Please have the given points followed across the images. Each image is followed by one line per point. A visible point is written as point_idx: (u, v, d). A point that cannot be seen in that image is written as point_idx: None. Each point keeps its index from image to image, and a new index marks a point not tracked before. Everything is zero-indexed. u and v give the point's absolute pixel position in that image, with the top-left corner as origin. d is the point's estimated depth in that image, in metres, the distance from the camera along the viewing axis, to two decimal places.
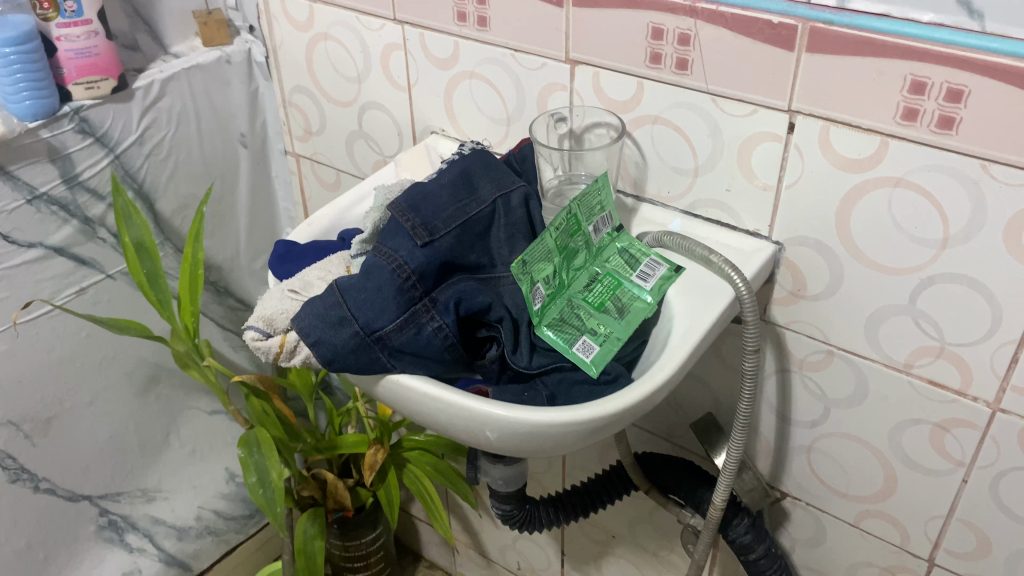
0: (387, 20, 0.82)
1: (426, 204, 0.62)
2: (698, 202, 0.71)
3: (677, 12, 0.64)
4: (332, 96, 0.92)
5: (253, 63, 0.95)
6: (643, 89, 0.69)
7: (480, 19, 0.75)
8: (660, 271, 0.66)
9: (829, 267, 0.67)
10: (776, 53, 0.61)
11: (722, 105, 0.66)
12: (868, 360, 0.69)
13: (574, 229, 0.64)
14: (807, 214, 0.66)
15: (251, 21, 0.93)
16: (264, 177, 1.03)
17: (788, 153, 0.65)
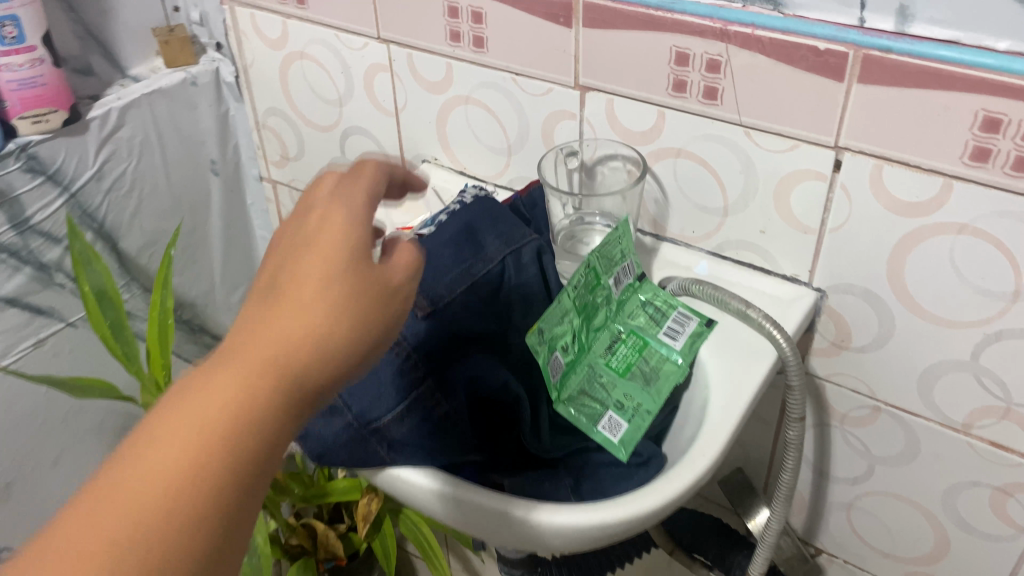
0: (370, 39, 0.73)
1: (426, 265, 0.53)
2: (727, 243, 0.64)
3: (705, 35, 0.56)
4: (311, 120, 0.83)
5: (222, 84, 0.86)
6: (665, 118, 0.61)
7: (477, 40, 0.67)
8: (690, 327, 0.59)
9: (878, 317, 0.60)
10: (821, 83, 0.53)
11: (757, 139, 0.58)
12: (919, 417, 0.62)
13: (593, 284, 0.56)
14: (854, 260, 0.59)
15: (218, 37, 0.84)
16: (239, 205, 0.95)
17: (833, 193, 0.57)
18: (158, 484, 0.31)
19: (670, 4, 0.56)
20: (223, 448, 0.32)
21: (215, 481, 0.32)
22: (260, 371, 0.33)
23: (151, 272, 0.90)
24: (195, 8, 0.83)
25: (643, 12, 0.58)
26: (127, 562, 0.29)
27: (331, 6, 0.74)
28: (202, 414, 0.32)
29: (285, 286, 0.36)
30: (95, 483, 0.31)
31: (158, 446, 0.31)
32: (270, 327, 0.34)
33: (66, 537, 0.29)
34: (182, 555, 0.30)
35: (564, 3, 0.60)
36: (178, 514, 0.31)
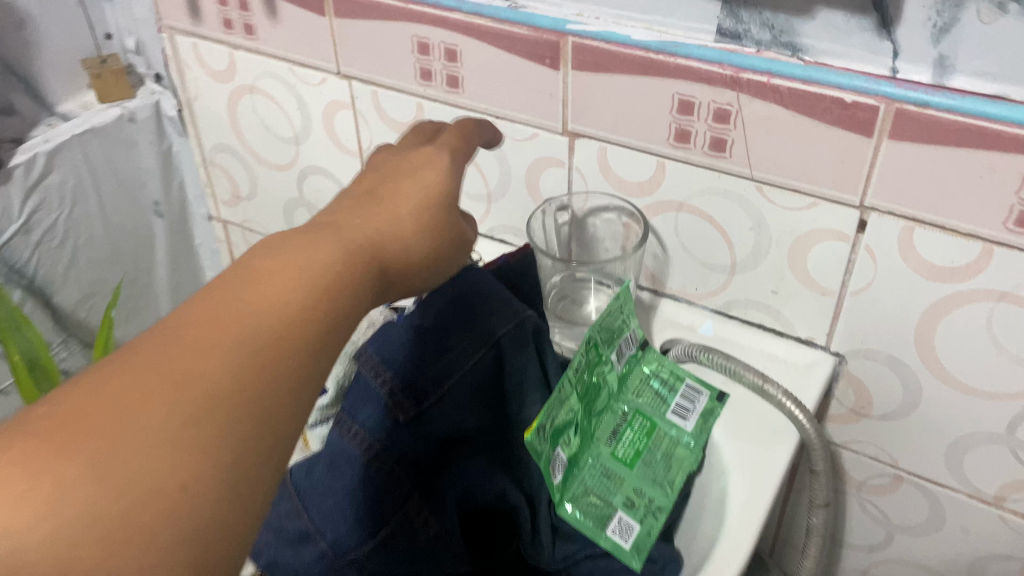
0: (329, 74, 0.66)
1: (406, 355, 0.46)
2: (734, 302, 0.58)
3: (714, 83, 0.50)
4: (264, 159, 0.75)
5: (163, 118, 0.78)
6: (665, 170, 0.55)
7: (451, 79, 0.60)
8: (701, 403, 0.54)
9: (903, 384, 0.55)
10: (846, 138, 0.48)
11: (770, 194, 0.52)
12: (946, 488, 0.57)
13: (596, 363, 0.50)
14: (878, 325, 0.53)
15: (157, 68, 0.75)
16: (187, 247, 0.87)
17: (856, 255, 0.52)
18: (229, 358, 0.27)
19: (673, 47, 0.50)
20: (300, 330, 0.29)
21: (289, 363, 0.28)
22: (350, 261, 0.32)
23: (91, 326, 0.82)
24: (131, 36, 0.75)
25: (641, 56, 0.51)
26: (203, 428, 0.25)
27: (284, 38, 0.66)
28: (286, 275, 0.30)
29: (367, 201, 0.36)
30: (166, 330, 0.27)
31: (243, 301, 0.29)
32: (359, 232, 0.33)
33: (132, 383, 0.25)
34: (252, 447, 0.27)
35: (551, 43, 0.54)
36: (242, 394, 0.27)
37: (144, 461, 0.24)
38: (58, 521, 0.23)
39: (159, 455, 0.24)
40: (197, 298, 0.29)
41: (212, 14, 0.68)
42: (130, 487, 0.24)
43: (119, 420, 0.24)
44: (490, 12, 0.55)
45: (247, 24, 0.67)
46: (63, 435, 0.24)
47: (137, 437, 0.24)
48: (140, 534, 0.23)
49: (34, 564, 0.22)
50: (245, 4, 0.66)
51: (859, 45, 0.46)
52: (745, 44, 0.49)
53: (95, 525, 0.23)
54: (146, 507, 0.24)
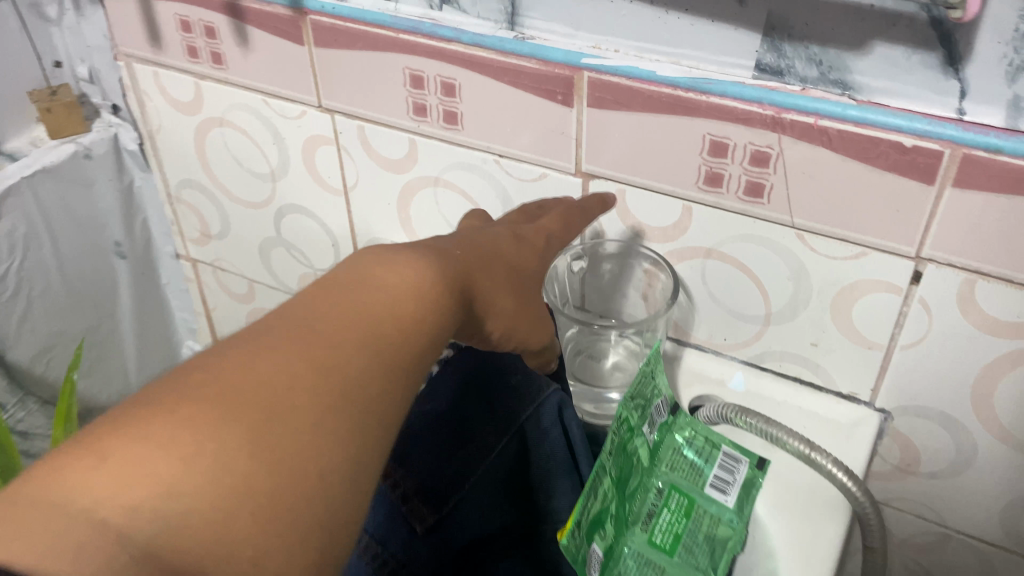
0: (309, 107, 0.60)
1: (421, 449, 0.41)
2: (768, 354, 0.53)
3: (753, 124, 0.44)
4: (236, 196, 0.69)
5: (123, 151, 0.71)
6: (692, 215, 0.50)
7: (448, 115, 0.54)
8: (741, 473, 0.49)
9: (956, 443, 0.50)
10: (903, 186, 0.43)
11: (812, 242, 0.47)
12: (999, 548, 0.53)
13: (627, 440, 0.45)
14: (930, 381, 0.49)
15: (114, 98, 0.69)
16: (152, 288, 0.80)
17: (909, 308, 0.47)
18: (350, 356, 0.30)
19: (705, 84, 0.44)
20: (407, 335, 0.32)
21: (396, 364, 0.32)
22: (455, 283, 0.35)
23: (51, 381, 0.75)
24: (83, 63, 0.68)
25: (669, 93, 0.46)
26: (330, 418, 0.28)
27: (256, 68, 0.59)
28: (398, 280, 0.33)
29: (473, 240, 0.40)
30: (294, 323, 0.30)
31: (362, 303, 0.32)
32: (465, 261, 0.37)
33: (274, 366, 0.28)
34: (367, 442, 0.29)
35: (564, 77, 0.48)
36: (360, 390, 0.30)
37: (290, 442, 0.27)
38: (216, 488, 0.25)
39: (300, 437, 0.27)
40: (313, 296, 0.32)
41: (174, 42, 0.61)
42: (278, 464, 0.26)
43: (267, 401, 0.27)
44: (494, 43, 0.49)
45: (215, 52, 0.60)
46: (220, 407, 0.26)
47: (283, 421, 0.27)
48: (284, 510, 0.26)
49: (196, 527, 0.24)
50: (212, 32, 0.59)
51: (920, 83, 0.40)
52: (787, 81, 0.43)
53: (247, 497, 0.25)
54: (290, 484, 0.26)
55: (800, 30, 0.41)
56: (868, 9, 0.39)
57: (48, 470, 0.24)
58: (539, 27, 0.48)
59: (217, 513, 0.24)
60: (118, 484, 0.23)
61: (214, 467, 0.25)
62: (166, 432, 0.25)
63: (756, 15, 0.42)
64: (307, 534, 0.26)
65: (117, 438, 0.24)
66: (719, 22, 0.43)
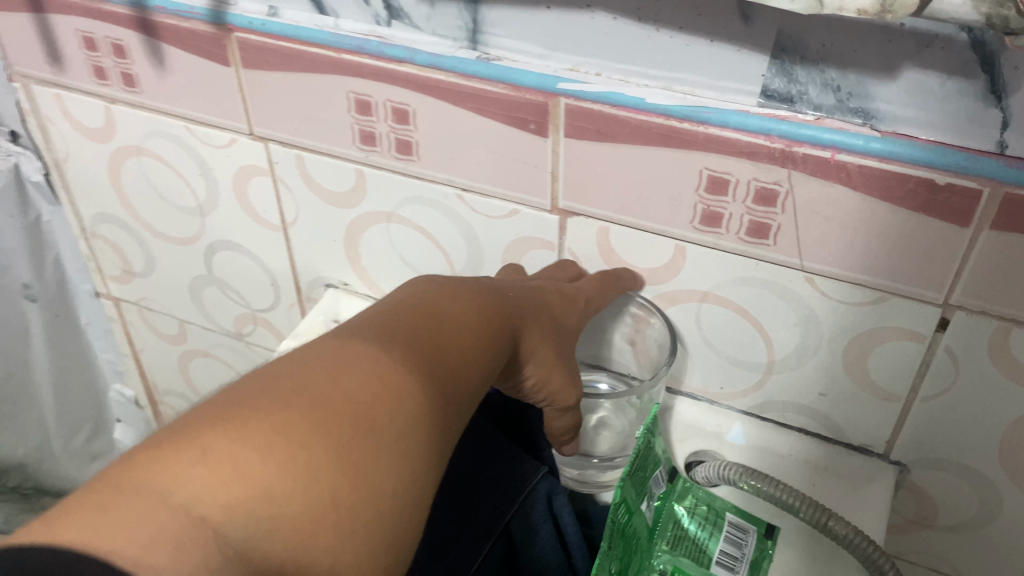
0: (239, 134, 0.52)
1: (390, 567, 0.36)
2: (769, 404, 0.48)
3: (759, 158, 0.39)
4: (161, 231, 0.61)
5: (26, 183, 0.62)
6: (685, 256, 0.44)
7: (401, 144, 0.47)
8: (749, 548, 0.43)
9: (978, 497, 0.46)
10: (933, 227, 0.37)
11: (823, 287, 0.42)
12: None
13: (627, 524, 0.39)
14: (952, 434, 0.44)
15: (12, 124, 0.60)
16: (70, 331, 0.72)
17: (933, 357, 0.42)
18: (428, 374, 0.29)
19: (703, 112, 0.38)
20: (472, 361, 0.32)
21: (461, 388, 0.31)
22: (508, 323, 0.35)
23: None
24: None
25: (660, 123, 0.39)
26: (411, 437, 0.27)
27: (176, 92, 0.52)
28: (466, 314, 0.33)
29: (523, 289, 0.39)
30: (375, 336, 0.30)
31: (432, 329, 0.31)
32: (520, 307, 0.37)
33: (362, 375, 0.27)
34: (437, 464, 0.28)
35: (537, 104, 0.42)
36: (436, 412, 0.29)
37: (374, 459, 0.26)
38: (301, 497, 0.24)
39: (383, 455, 0.26)
40: (389, 315, 0.31)
41: (78, 61, 0.53)
42: (360, 479, 0.25)
43: (357, 411, 0.26)
44: (453, 65, 0.42)
45: (126, 73, 0.52)
46: (313, 414, 0.25)
47: (370, 436, 0.26)
48: (354, 529, 0.25)
49: (281, 532, 0.24)
50: (121, 50, 0.51)
51: (956, 112, 0.35)
52: (799, 109, 0.38)
53: (330, 509, 0.25)
54: (368, 502, 0.26)
55: (816, 52, 0.36)
56: (898, 28, 0.33)
57: (144, 460, 0.23)
58: (506, 46, 0.42)
59: (302, 524, 0.24)
60: (215, 483, 0.23)
61: (300, 476, 0.24)
62: (260, 433, 0.24)
63: (763, 35, 0.36)
64: (376, 557, 0.26)
65: (214, 432, 0.24)
66: (719, 42, 0.37)
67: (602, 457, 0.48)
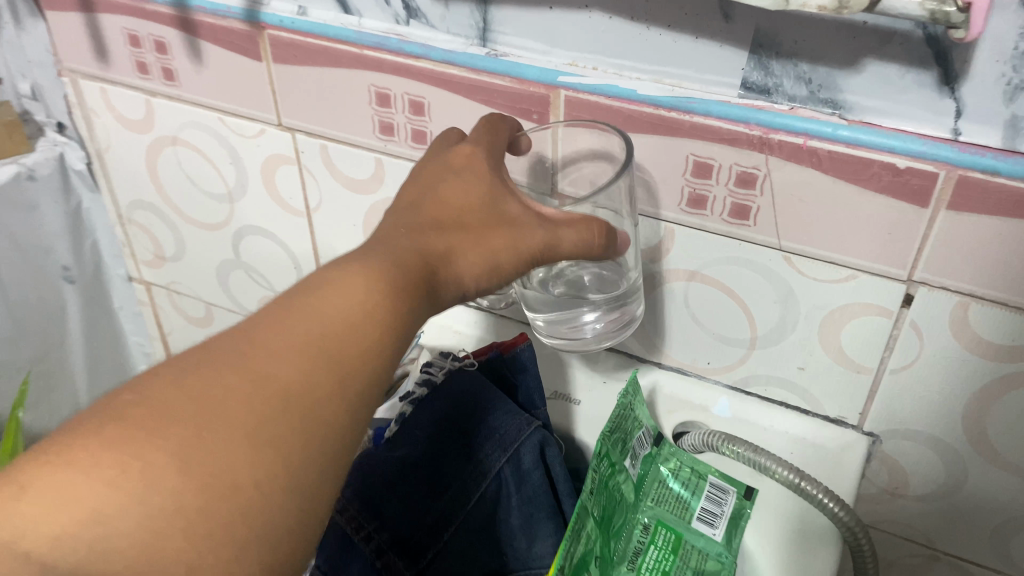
0: (268, 125, 0.57)
1: (392, 499, 0.38)
2: (752, 378, 0.52)
3: (739, 144, 0.43)
4: (192, 217, 0.66)
5: (69, 171, 0.67)
6: (674, 237, 0.48)
7: (416, 134, 0.52)
8: (729, 506, 0.47)
9: (946, 467, 0.49)
10: (896, 209, 0.41)
11: (800, 265, 0.45)
12: (988, 569, 0.52)
13: (609, 478, 0.43)
14: (920, 405, 0.47)
15: (58, 116, 0.64)
16: (103, 312, 0.77)
17: (899, 331, 0.45)
18: (296, 363, 0.29)
19: (688, 103, 0.42)
20: (368, 332, 0.31)
21: (355, 366, 0.30)
22: (399, 260, 0.34)
23: None
24: (24, 79, 0.63)
25: (650, 112, 0.44)
26: (274, 430, 0.28)
27: (211, 85, 0.56)
28: (359, 273, 0.32)
29: (411, 211, 0.37)
30: (242, 335, 0.30)
31: (308, 305, 0.31)
32: (414, 238, 0.35)
33: (214, 381, 0.28)
34: (318, 452, 0.29)
35: (539, 96, 0.46)
36: (311, 402, 0.29)
37: (225, 458, 0.26)
38: (143, 513, 0.25)
39: (236, 453, 0.27)
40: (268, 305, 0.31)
41: (123, 57, 0.58)
42: (212, 481, 0.26)
43: (202, 416, 0.27)
44: (465, 60, 0.47)
45: (166, 68, 0.57)
46: (151, 425, 0.26)
47: (218, 437, 0.27)
48: (202, 530, 0.25)
49: (124, 551, 0.24)
50: (163, 47, 0.56)
51: (916, 102, 0.39)
52: (775, 99, 0.42)
53: (179, 518, 0.25)
54: (225, 502, 0.26)
55: (789, 48, 0.40)
56: (861, 26, 0.38)
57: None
58: (512, 43, 0.46)
59: (140, 535, 0.25)
60: (43, 511, 0.24)
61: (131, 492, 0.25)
62: (91, 454, 0.25)
63: (742, 32, 0.40)
64: (235, 552, 0.26)
65: (47, 464, 0.25)
66: (703, 39, 0.41)
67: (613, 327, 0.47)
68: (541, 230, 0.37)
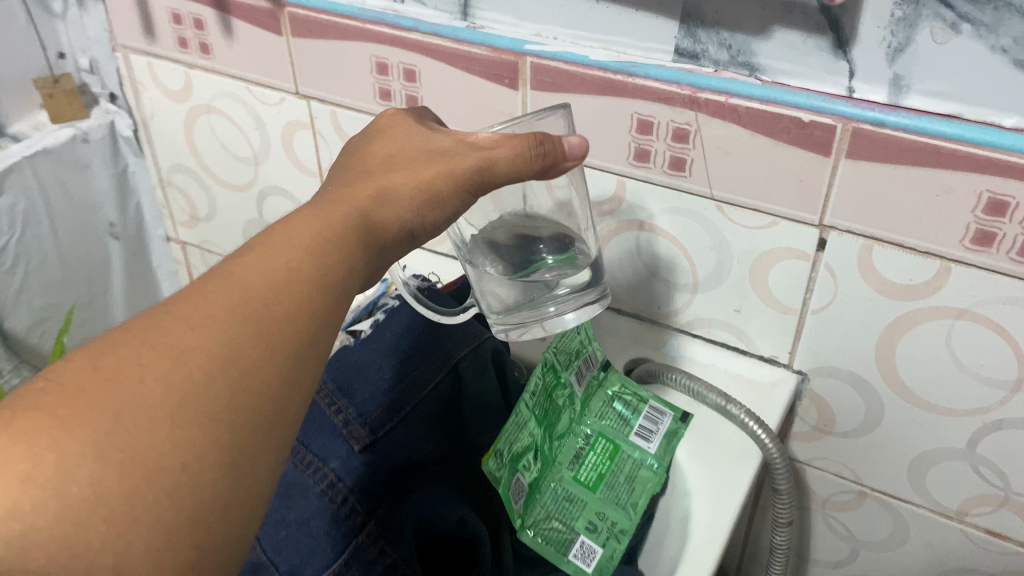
0: (288, 94, 0.65)
1: (361, 382, 0.46)
2: (697, 321, 0.59)
3: (674, 103, 0.50)
4: (222, 179, 0.75)
5: (118, 137, 0.77)
6: (625, 189, 0.55)
7: (410, 99, 0.60)
8: (664, 424, 0.53)
9: (865, 403, 0.55)
10: (804, 158, 0.48)
11: (730, 213, 0.52)
12: (909, 504, 0.58)
13: (553, 387, 0.50)
14: (839, 343, 0.53)
15: (110, 87, 0.74)
16: (143, 269, 0.88)
17: (817, 273, 0.51)
18: (217, 336, 0.29)
19: (631, 67, 0.50)
20: (292, 302, 0.31)
21: (282, 338, 0.30)
22: (322, 231, 0.34)
23: (44, 351, 0.81)
24: (84, 54, 0.73)
25: (600, 75, 0.51)
26: (195, 405, 0.28)
27: (240, 58, 0.65)
28: (280, 251, 0.33)
29: (341, 184, 0.39)
30: (164, 319, 0.29)
31: (229, 282, 0.31)
32: (338, 207, 0.37)
33: (128, 359, 0.28)
34: (248, 427, 0.29)
35: (510, 63, 0.54)
36: (234, 376, 0.29)
37: (145, 441, 0.26)
38: (59, 504, 0.25)
39: (156, 432, 0.27)
40: (187, 287, 0.31)
41: (167, 33, 0.67)
42: (132, 463, 0.26)
43: (117, 398, 0.27)
44: (448, 32, 0.55)
45: (203, 43, 0.66)
46: (63, 418, 0.26)
47: (136, 417, 0.27)
48: (129, 512, 0.25)
49: (43, 544, 0.24)
50: (201, 24, 0.65)
51: (817, 64, 0.45)
52: (702, 63, 0.49)
53: (100, 504, 0.25)
54: (149, 483, 0.26)
55: (712, 18, 0.47)
56: None
57: None
58: (489, 18, 0.54)
59: (63, 524, 0.25)
60: None
61: (50, 482, 0.25)
62: (1, 448, 0.25)
63: (673, 5, 0.47)
64: (167, 528, 0.26)
65: None
66: (642, 11, 0.48)
67: (563, 305, 0.48)
68: (474, 154, 0.39)
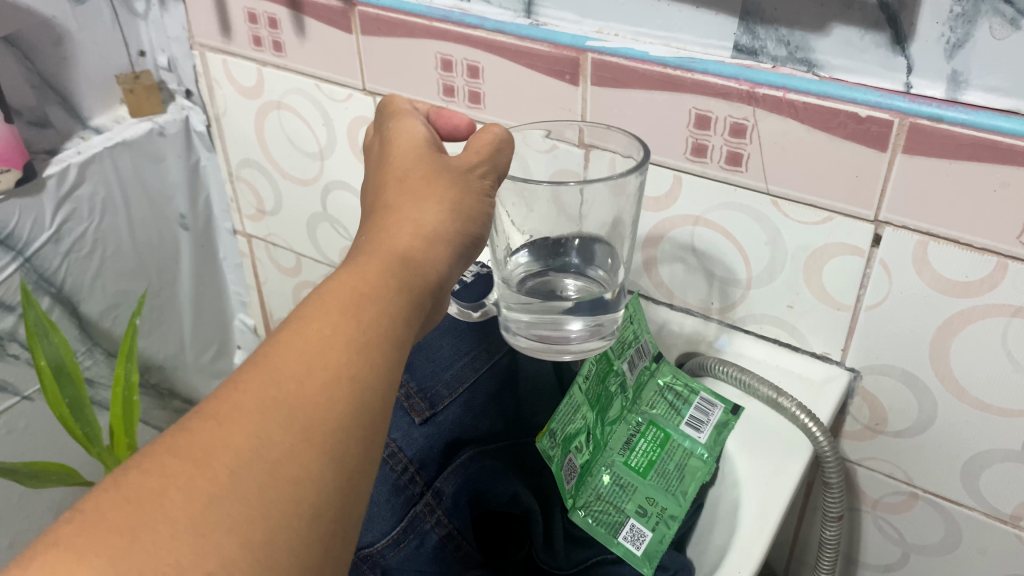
0: (354, 90, 0.67)
1: (423, 363, 0.49)
2: (750, 317, 0.60)
3: (731, 99, 0.50)
4: (289, 173, 0.78)
5: (192, 132, 0.82)
6: (682, 185, 0.57)
7: (473, 95, 0.62)
8: (715, 415, 0.54)
9: (917, 402, 0.55)
10: (861, 152, 0.48)
11: (786, 209, 0.53)
12: (962, 507, 0.58)
13: (606, 372, 0.50)
14: (892, 341, 0.54)
15: (187, 85, 0.78)
16: (211, 261, 0.92)
17: (871, 269, 0.52)
18: (245, 432, 0.28)
19: (690, 62, 0.51)
20: (327, 379, 0.30)
21: (321, 420, 0.29)
22: (351, 299, 0.33)
23: (116, 337, 0.85)
24: (163, 53, 0.77)
25: (659, 71, 0.52)
26: (224, 507, 0.26)
27: (310, 56, 0.68)
28: (307, 333, 0.31)
29: (371, 231, 0.37)
30: (194, 424, 0.28)
31: (259, 377, 0.30)
32: (368, 264, 0.35)
33: (151, 473, 0.27)
34: (283, 521, 0.27)
35: (571, 59, 0.55)
36: (268, 471, 0.27)
37: (170, 550, 0.25)
38: None
39: (177, 548, 0.25)
40: (220, 389, 0.30)
41: (242, 32, 0.70)
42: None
43: (139, 516, 0.25)
44: (513, 28, 0.56)
45: (276, 41, 0.69)
46: (85, 539, 0.25)
47: (156, 537, 0.25)
48: None
49: None
50: (275, 22, 0.68)
51: (874, 60, 0.46)
52: (761, 60, 0.50)
53: None
54: None
55: (771, 14, 0.48)
56: None
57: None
58: (552, 15, 0.56)
59: None
60: None
61: None
62: None
63: (733, 3, 0.48)
64: None
65: None
66: (702, 8, 0.50)
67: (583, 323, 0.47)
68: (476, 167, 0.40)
